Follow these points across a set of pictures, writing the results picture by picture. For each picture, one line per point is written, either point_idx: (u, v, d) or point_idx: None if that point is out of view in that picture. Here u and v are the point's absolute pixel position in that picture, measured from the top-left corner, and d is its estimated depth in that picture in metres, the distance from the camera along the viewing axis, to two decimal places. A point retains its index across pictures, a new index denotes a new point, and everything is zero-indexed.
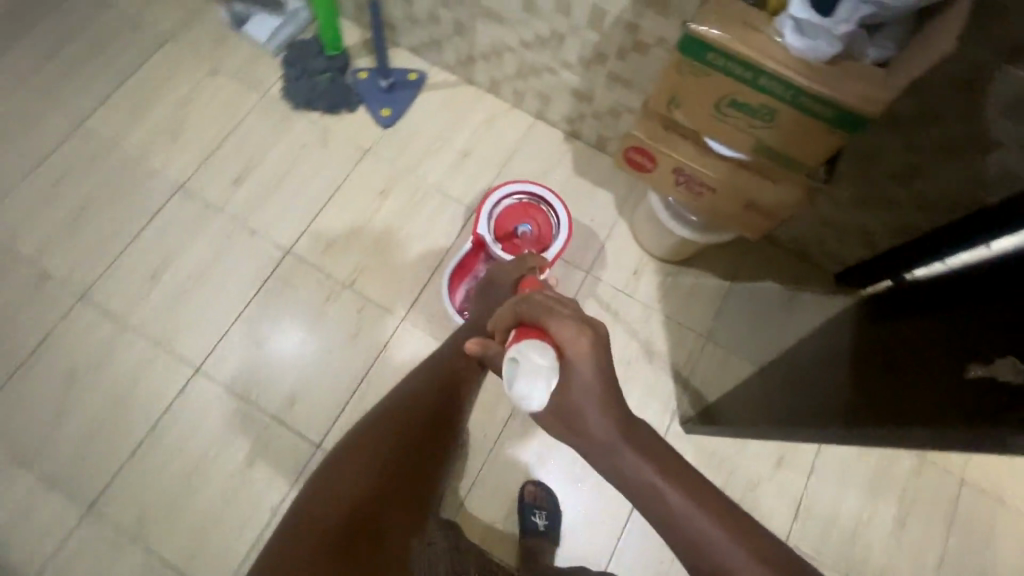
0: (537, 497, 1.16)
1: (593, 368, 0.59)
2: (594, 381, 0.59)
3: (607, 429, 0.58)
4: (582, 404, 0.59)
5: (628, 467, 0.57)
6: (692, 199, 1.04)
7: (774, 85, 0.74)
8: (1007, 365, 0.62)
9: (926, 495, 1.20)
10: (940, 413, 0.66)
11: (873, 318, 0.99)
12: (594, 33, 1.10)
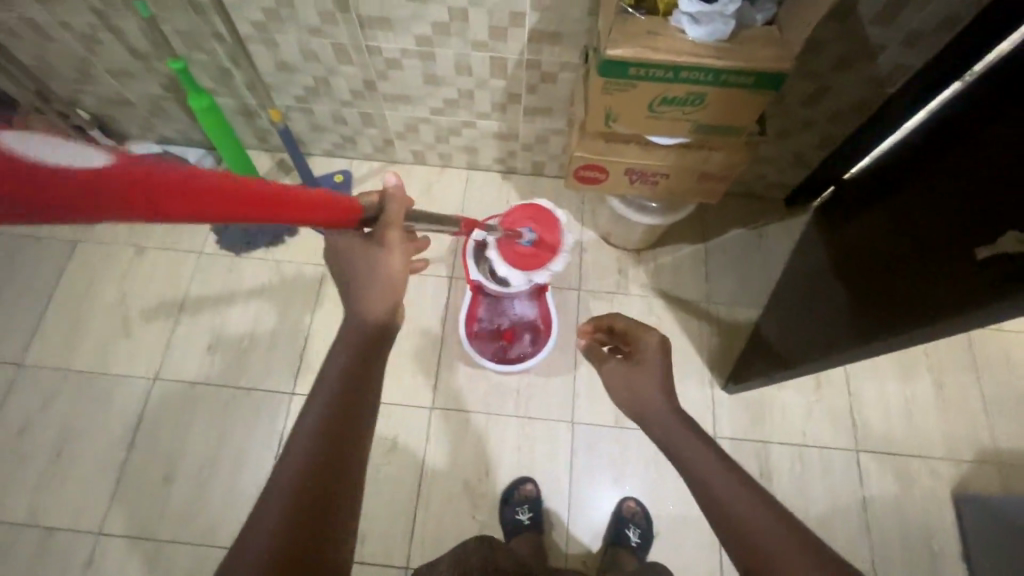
0: (636, 514, 1.16)
1: (655, 357, 0.68)
2: (659, 368, 0.68)
3: (663, 404, 0.64)
4: (644, 385, 0.67)
5: (677, 441, 0.61)
6: (649, 190, 1.10)
7: (695, 74, 0.80)
8: (1012, 240, 0.66)
9: (944, 352, 1.31)
10: (962, 299, 0.70)
11: (834, 226, 1.08)
12: (500, 80, 1.15)
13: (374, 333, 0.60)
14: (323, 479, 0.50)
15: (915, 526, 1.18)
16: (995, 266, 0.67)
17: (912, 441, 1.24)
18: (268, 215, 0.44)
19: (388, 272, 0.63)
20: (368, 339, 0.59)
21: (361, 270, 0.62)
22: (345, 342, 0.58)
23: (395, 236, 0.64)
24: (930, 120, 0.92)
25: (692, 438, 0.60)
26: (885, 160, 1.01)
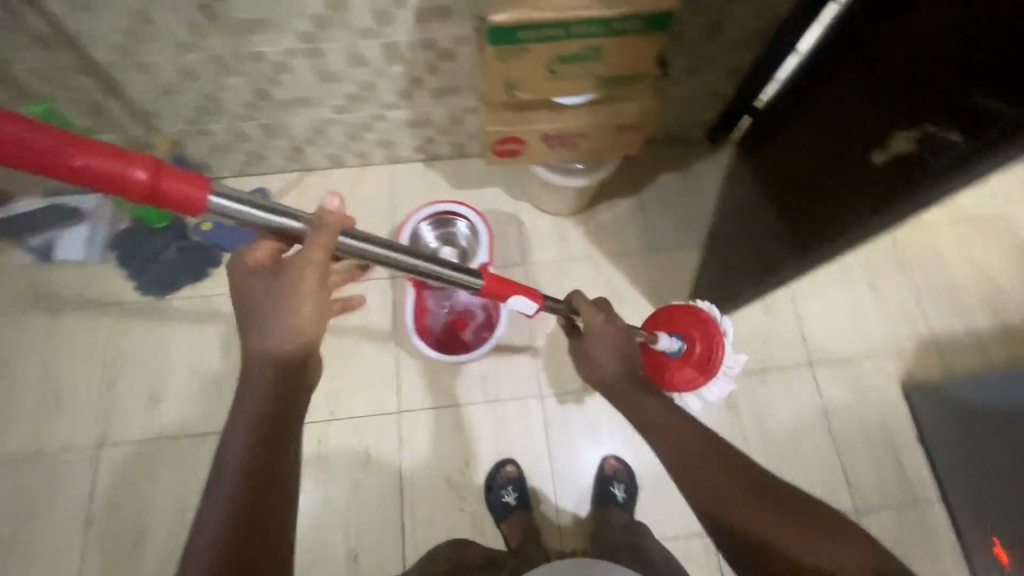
0: (619, 470, 1.18)
1: (609, 334, 0.79)
2: (611, 345, 0.79)
3: (614, 368, 0.78)
4: (597, 352, 0.79)
5: (640, 405, 0.76)
6: (570, 152, 1.09)
7: (585, 27, 0.79)
8: (904, 139, 0.70)
9: (875, 255, 1.38)
10: (868, 203, 0.74)
11: (773, 149, 1.11)
12: (399, 66, 1.10)
13: (280, 377, 0.61)
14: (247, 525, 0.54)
15: (875, 422, 1.25)
16: (891, 167, 0.71)
17: (862, 344, 1.31)
18: (61, 173, 0.44)
19: (296, 318, 0.62)
20: (275, 383, 0.61)
21: (269, 308, 0.61)
22: (252, 395, 0.60)
23: (309, 275, 0.61)
24: (834, 33, 0.92)
25: (634, 384, 0.77)
26: (800, 78, 1.02)
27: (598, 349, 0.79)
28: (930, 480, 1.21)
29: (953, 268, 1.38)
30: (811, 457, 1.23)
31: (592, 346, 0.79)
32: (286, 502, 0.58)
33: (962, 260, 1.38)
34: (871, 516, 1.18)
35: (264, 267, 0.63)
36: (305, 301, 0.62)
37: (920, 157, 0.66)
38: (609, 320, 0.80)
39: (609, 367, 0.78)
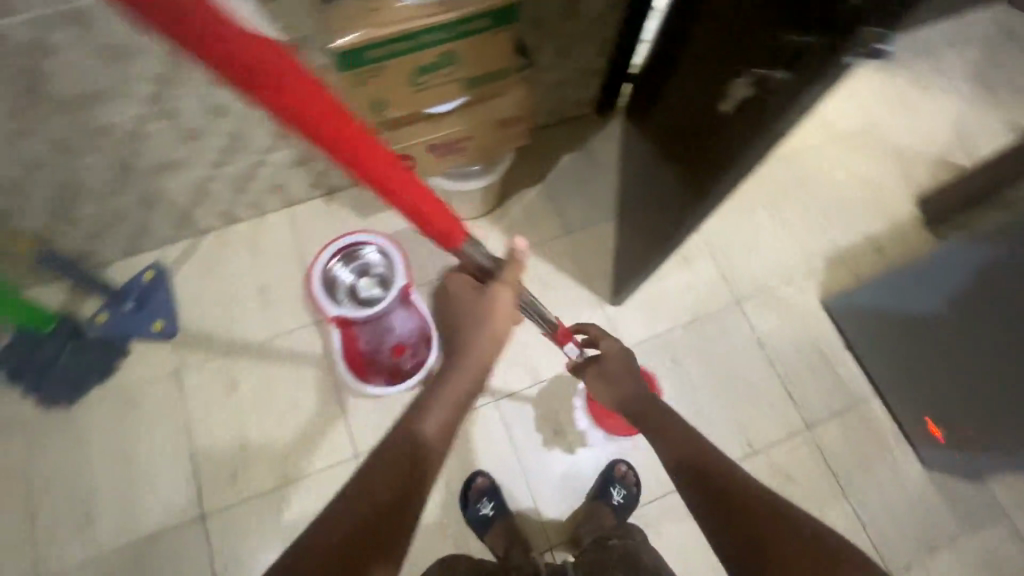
0: (627, 476, 1.18)
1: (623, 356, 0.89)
2: (626, 370, 0.88)
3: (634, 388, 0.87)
4: (618, 373, 0.88)
5: (655, 421, 0.81)
6: (460, 157, 1.09)
7: (434, 35, 0.78)
8: (742, 86, 0.75)
9: (771, 188, 1.47)
10: (726, 150, 0.80)
11: (653, 112, 1.17)
12: (265, 108, 1.06)
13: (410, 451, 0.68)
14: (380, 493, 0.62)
15: (804, 340, 1.33)
16: (737, 114, 0.77)
17: (778, 272, 1.39)
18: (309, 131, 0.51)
19: (493, 329, 0.80)
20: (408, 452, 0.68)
21: (472, 329, 0.80)
22: (385, 451, 0.67)
23: (505, 302, 0.80)
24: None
25: (652, 401, 0.84)
26: (662, 38, 1.05)
27: (614, 367, 0.89)
28: (863, 380, 1.30)
29: (839, 184, 1.49)
30: (757, 389, 1.29)
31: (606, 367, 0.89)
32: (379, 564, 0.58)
33: (844, 174, 1.49)
34: (820, 427, 1.26)
35: (463, 292, 0.83)
36: (502, 313, 0.81)
37: (754, 102, 0.72)
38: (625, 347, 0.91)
39: (629, 386, 0.87)
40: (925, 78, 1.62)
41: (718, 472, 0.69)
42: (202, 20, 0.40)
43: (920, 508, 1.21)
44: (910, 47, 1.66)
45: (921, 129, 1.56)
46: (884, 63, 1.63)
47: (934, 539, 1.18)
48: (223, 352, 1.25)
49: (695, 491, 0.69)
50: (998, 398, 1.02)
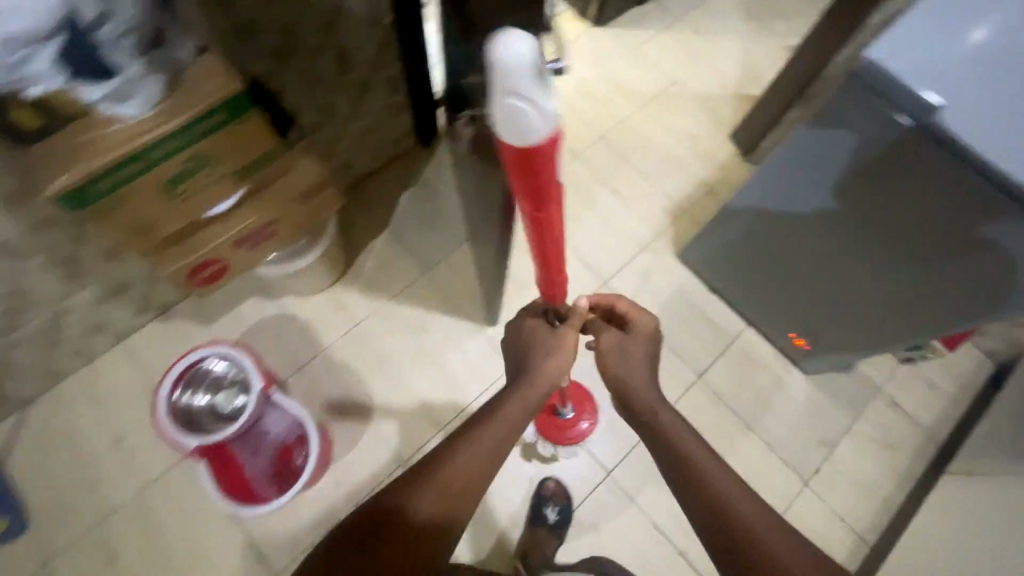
0: (556, 492, 1.20)
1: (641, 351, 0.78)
2: (643, 363, 0.78)
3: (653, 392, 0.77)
4: (635, 378, 0.77)
5: (683, 446, 0.71)
6: (274, 242, 1.03)
7: (167, 146, 0.73)
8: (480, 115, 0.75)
9: (602, 168, 1.55)
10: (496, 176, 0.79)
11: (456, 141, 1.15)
12: (34, 259, 0.94)
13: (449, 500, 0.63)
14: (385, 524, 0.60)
15: (673, 297, 1.40)
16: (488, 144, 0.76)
17: (631, 240, 1.45)
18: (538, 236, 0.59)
19: (560, 364, 0.77)
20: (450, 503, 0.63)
21: (533, 366, 0.76)
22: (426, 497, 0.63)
23: (571, 340, 0.78)
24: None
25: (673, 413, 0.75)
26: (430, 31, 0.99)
27: (634, 353, 0.78)
28: (733, 316, 1.39)
29: (660, 146, 1.59)
30: None
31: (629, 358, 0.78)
32: None
33: (662, 135, 1.60)
34: (710, 372, 1.33)
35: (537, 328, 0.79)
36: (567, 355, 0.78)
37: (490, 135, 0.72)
38: (646, 341, 0.79)
39: (645, 377, 0.77)
40: (704, 28, 1.76)
41: (716, 485, 0.66)
42: (544, 180, 0.50)
43: (812, 414, 1.31)
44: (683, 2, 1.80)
45: (715, 75, 1.70)
46: (667, 24, 1.76)
47: (830, 437, 1.29)
48: (90, 525, 1.12)
49: (689, 502, 0.67)
50: (880, 289, 0.99)
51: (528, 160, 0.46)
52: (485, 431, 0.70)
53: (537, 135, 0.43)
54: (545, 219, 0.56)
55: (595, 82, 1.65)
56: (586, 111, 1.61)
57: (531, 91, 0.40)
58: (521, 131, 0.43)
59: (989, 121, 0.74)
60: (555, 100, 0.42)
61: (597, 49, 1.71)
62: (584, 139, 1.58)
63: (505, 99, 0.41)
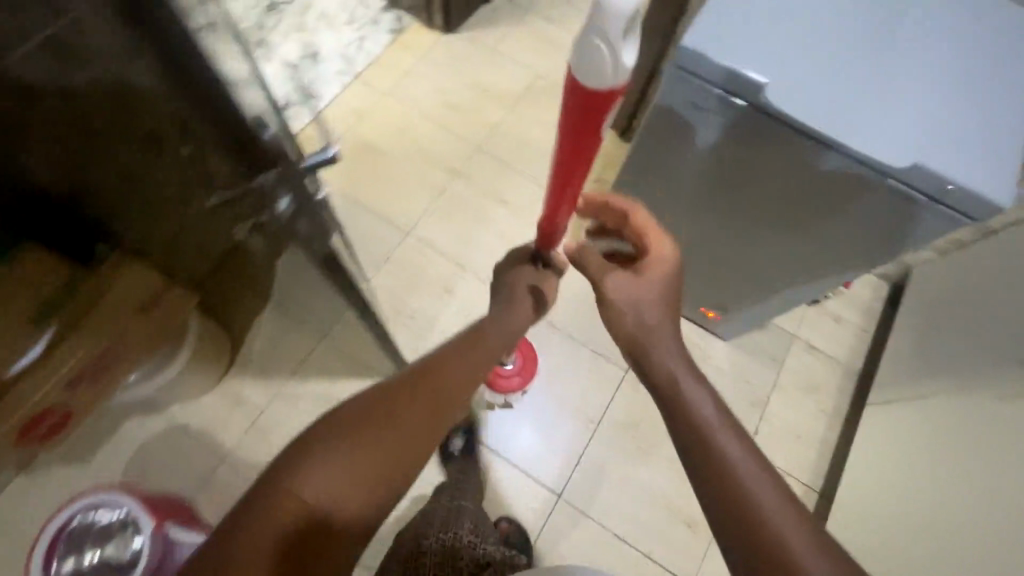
0: (511, 532, 1.15)
1: (657, 289, 0.64)
2: (662, 301, 0.64)
3: (672, 345, 0.61)
4: (653, 322, 0.62)
5: (712, 419, 0.54)
6: (126, 364, 0.91)
7: None
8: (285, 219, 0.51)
9: (485, 180, 1.49)
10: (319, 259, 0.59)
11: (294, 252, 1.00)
12: None
13: (425, 410, 0.54)
14: (372, 434, 0.50)
15: (583, 295, 1.37)
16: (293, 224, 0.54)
17: None
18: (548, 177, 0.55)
19: (543, 301, 0.71)
20: (418, 414, 0.53)
21: (514, 308, 0.68)
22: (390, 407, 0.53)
23: (552, 290, 0.73)
24: (149, 89, 0.63)
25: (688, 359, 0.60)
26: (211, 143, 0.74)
27: (649, 281, 0.65)
28: None
29: (539, 145, 1.55)
30: (570, 365, 1.32)
31: (640, 300, 0.64)
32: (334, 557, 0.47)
33: (539, 133, 1.56)
34: None
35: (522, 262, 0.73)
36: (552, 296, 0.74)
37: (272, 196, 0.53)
38: (669, 277, 0.66)
39: (660, 318, 0.63)
40: (558, 16, 1.74)
41: (761, 502, 0.48)
42: (597, 125, 0.46)
43: (738, 378, 1.33)
44: None
45: None
46: (521, 18, 1.72)
47: (759, 396, 1.32)
48: None
49: (722, 526, 0.49)
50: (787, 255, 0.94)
51: (582, 99, 0.43)
52: (465, 350, 0.62)
53: (610, 80, 0.40)
54: (567, 161, 0.52)
55: (462, 92, 1.59)
56: (459, 124, 1.55)
57: (621, 37, 0.37)
58: (599, 73, 0.39)
59: (813, 83, 0.70)
60: (637, 51, 0.39)
61: (456, 56, 1.65)
62: (461, 155, 1.52)
63: (587, 23, 0.37)
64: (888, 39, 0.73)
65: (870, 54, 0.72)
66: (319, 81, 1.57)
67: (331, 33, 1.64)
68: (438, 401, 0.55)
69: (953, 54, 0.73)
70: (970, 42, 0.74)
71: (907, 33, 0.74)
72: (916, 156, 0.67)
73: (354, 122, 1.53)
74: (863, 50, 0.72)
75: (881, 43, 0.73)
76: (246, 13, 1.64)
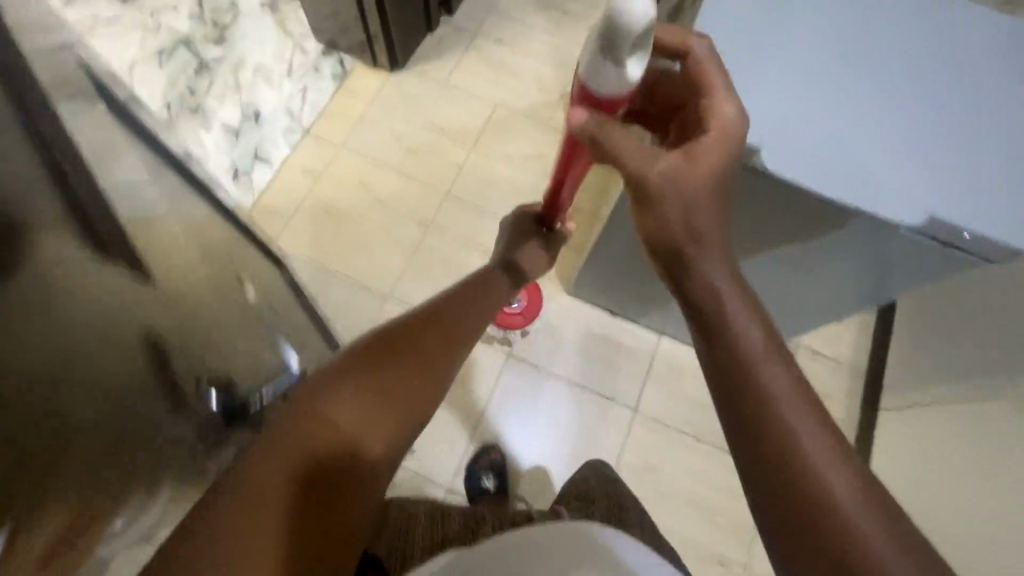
0: None
1: (706, 171, 0.58)
2: (713, 189, 0.58)
3: (712, 239, 0.57)
4: (695, 211, 0.57)
5: (745, 327, 0.54)
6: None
7: None
8: None
9: (459, 229, 1.42)
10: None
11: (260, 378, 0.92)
12: None
13: (435, 331, 0.70)
14: (382, 369, 0.62)
15: (578, 337, 1.33)
16: None
17: None
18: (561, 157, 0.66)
19: (533, 268, 0.90)
20: (436, 341, 0.69)
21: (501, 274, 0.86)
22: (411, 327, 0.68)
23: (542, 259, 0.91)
24: None
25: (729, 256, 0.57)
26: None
27: (708, 156, 0.57)
28: (643, 331, 1.34)
29: (508, 182, 1.48)
30: (575, 413, 1.27)
31: (685, 191, 0.57)
32: (363, 452, 0.58)
33: (507, 169, 1.49)
34: (644, 400, 1.28)
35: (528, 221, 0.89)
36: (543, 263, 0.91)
37: None
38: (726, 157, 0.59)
39: (711, 212, 0.57)
40: (508, 35, 1.66)
41: (770, 388, 0.51)
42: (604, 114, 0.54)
43: None
44: (478, 14, 1.68)
45: (534, 86, 1.60)
46: (470, 42, 1.63)
47: None
48: None
49: (741, 418, 0.51)
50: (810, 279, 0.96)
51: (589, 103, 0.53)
52: (461, 294, 0.78)
53: (609, 88, 0.50)
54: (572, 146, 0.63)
55: (421, 133, 1.51)
56: (423, 169, 1.47)
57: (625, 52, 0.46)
58: (606, 82, 0.49)
59: (818, 163, 0.74)
60: (642, 67, 0.48)
61: (407, 95, 1.55)
62: (430, 203, 1.44)
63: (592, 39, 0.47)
64: (861, 100, 0.78)
65: (850, 120, 0.77)
66: (266, 143, 1.46)
67: (271, 88, 1.52)
68: (446, 324, 0.72)
69: (921, 95, 0.79)
70: (927, 78, 0.80)
71: (874, 88, 0.79)
72: (925, 209, 0.73)
73: (310, 182, 1.43)
74: (843, 117, 0.77)
75: (856, 106, 0.78)
76: (174, 78, 1.51)
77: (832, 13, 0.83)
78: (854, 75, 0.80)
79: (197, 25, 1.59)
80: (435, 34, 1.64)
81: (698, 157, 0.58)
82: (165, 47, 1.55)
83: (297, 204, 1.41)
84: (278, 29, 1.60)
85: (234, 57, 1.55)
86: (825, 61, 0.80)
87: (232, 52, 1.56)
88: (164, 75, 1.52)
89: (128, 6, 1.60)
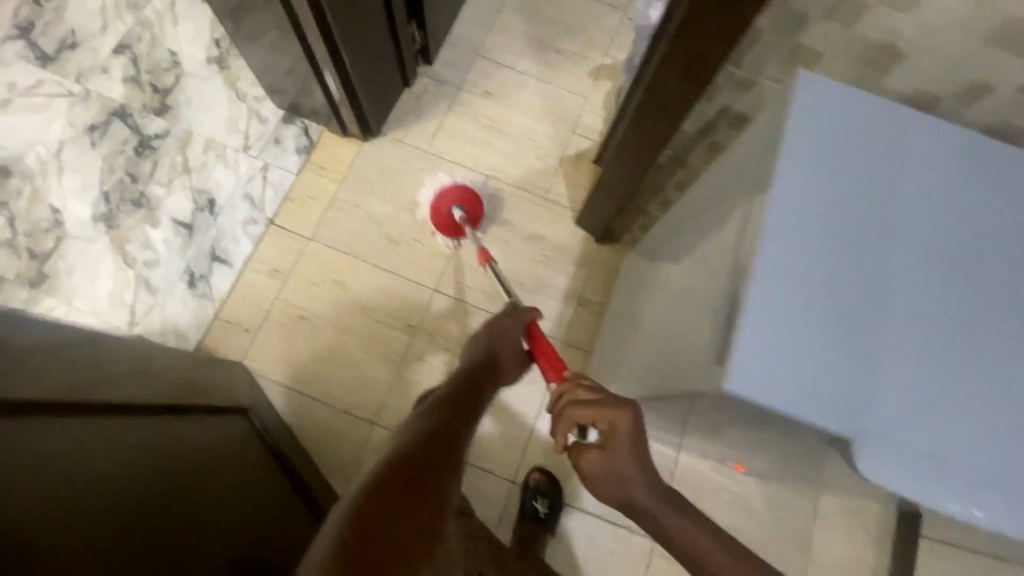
0: None
1: (626, 451, 0.66)
2: (634, 455, 0.66)
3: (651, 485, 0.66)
4: (630, 478, 0.66)
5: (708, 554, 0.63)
6: None
7: None
8: None
9: (453, 332, 1.25)
10: None
11: (217, 489, 0.78)
12: None
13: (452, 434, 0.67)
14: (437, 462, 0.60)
15: None
16: None
17: (520, 409, 1.23)
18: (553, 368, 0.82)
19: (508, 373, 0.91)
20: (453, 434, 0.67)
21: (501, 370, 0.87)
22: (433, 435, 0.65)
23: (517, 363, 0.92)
24: None
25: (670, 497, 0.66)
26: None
27: (622, 449, 0.66)
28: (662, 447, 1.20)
29: (505, 271, 1.32)
30: (590, 545, 1.16)
31: (619, 476, 0.66)
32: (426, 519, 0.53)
33: (502, 256, 1.33)
34: None
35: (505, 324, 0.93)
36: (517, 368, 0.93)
37: None
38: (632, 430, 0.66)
39: (639, 475, 0.66)
40: (497, 86, 1.45)
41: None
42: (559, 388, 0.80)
43: (776, 517, 1.19)
44: (461, 61, 1.46)
45: (529, 148, 1.41)
46: (452, 98, 1.43)
47: (803, 534, 1.18)
48: None
49: None
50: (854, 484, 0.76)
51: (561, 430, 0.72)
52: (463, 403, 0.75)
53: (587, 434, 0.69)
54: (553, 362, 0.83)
55: (402, 215, 1.33)
56: (406, 261, 1.29)
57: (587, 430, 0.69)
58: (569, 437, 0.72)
59: (904, 438, 0.52)
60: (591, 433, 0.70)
61: (385, 169, 1.36)
62: (418, 302, 1.27)
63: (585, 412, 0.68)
64: (963, 332, 0.56)
65: (941, 357, 0.55)
66: (224, 239, 1.27)
67: (226, 168, 1.32)
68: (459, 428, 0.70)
69: None
70: None
71: (979, 309, 0.57)
72: None
73: (279, 285, 1.25)
74: (943, 358, 0.55)
75: (955, 340, 0.56)
76: (111, 160, 1.30)
77: (928, 184, 0.60)
78: (953, 293, 0.57)
79: (134, 89, 1.36)
80: (413, 88, 1.43)
81: (615, 448, 0.66)
82: (97, 121, 1.33)
83: (265, 313, 1.23)
84: (229, 92, 1.38)
85: (180, 130, 1.34)
86: (916, 270, 0.57)
87: (177, 123, 1.34)
88: (98, 157, 1.30)
89: (51, 70, 1.37)
